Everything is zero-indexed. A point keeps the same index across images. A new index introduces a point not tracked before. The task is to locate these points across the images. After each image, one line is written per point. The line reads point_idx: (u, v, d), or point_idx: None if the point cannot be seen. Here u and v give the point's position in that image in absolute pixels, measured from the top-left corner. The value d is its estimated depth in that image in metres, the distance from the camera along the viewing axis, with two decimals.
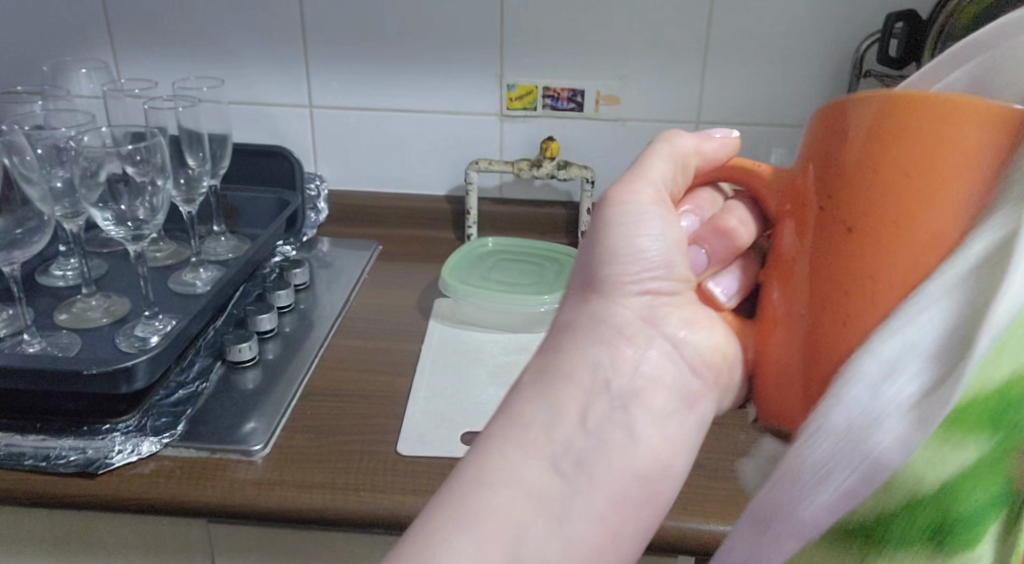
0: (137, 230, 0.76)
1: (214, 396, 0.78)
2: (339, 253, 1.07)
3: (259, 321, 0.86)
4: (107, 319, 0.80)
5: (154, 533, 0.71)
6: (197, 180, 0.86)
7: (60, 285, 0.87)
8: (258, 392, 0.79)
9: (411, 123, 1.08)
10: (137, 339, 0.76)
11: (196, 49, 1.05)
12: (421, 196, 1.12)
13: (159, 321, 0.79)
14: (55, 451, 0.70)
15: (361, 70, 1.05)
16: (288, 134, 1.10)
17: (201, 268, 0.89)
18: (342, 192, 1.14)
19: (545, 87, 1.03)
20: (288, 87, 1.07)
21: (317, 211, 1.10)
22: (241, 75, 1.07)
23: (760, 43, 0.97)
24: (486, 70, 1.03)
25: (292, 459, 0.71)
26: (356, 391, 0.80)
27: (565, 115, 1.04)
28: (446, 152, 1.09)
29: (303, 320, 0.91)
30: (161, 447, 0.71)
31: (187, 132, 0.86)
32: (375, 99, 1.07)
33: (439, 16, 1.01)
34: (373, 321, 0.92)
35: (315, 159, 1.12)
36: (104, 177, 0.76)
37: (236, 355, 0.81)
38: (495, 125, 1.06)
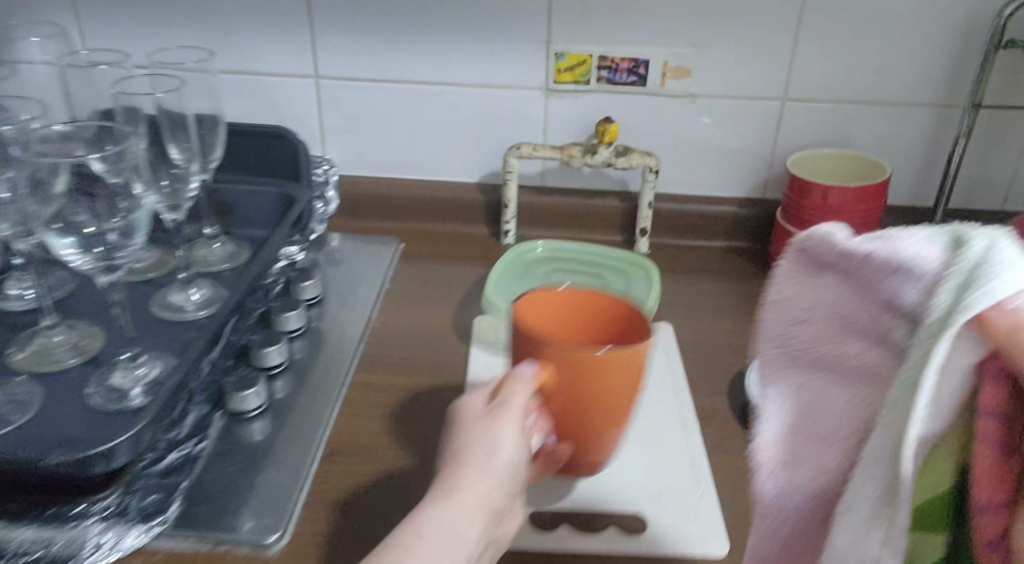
0: (108, 259, 0.59)
1: (213, 460, 0.62)
2: (355, 251, 0.91)
3: (266, 355, 0.69)
4: (76, 360, 0.63)
5: None
6: (184, 181, 0.68)
7: (15, 309, 0.70)
8: (267, 451, 0.64)
9: (437, 99, 0.91)
10: (114, 392, 0.60)
11: (174, 9, 0.86)
12: (448, 183, 0.95)
13: (142, 366, 0.63)
14: (12, 545, 0.54)
15: (377, 33, 0.87)
16: (289, 111, 0.92)
17: (191, 287, 0.73)
18: (355, 179, 0.96)
19: (602, 56, 0.86)
20: (288, 54, 0.89)
21: (327, 200, 0.90)
22: (231, 41, 0.88)
23: (869, 5, 0.79)
24: (530, 36, 0.86)
25: (316, 551, 0.56)
26: (392, 448, 0.64)
27: (623, 89, 0.87)
28: (480, 133, 0.92)
29: (318, 347, 0.75)
30: (152, 537, 0.56)
31: (167, 115, 0.68)
32: (394, 69, 0.89)
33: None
34: (403, 350, 0.76)
35: (322, 139, 0.94)
36: (61, 187, 0.59)
37: (240, 404, 0.65)
38: (539, 101, 0.89)
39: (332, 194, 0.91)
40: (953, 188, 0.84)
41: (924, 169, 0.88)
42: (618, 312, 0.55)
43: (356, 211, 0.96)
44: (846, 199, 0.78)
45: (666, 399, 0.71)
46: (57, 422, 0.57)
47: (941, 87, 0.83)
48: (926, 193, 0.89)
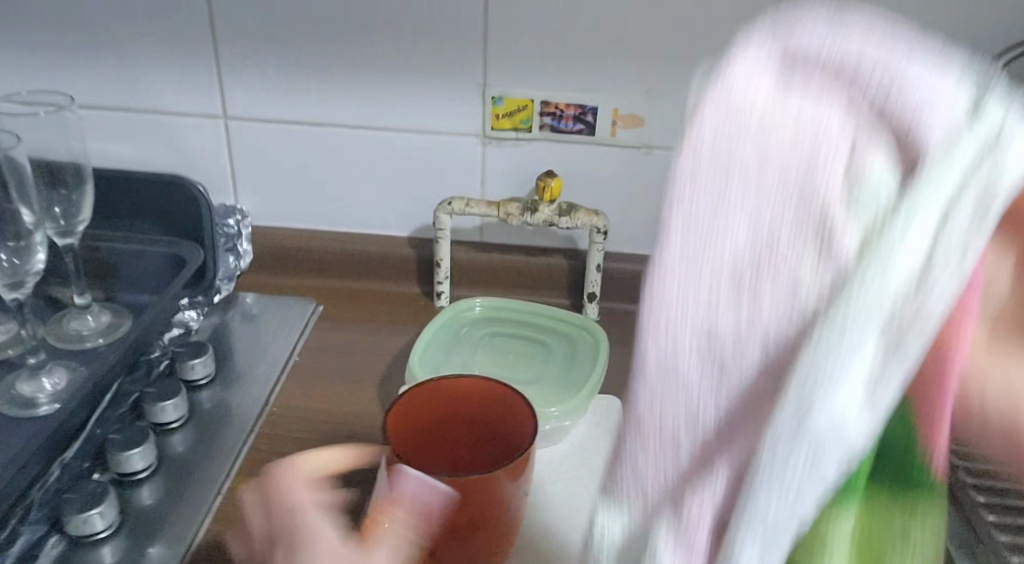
0: None
1: None
2: (270, 309, 0.81)
3: (126, 460, 0.58)
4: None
5: None
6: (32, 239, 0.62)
7: None
8: None
9: (360, 144, 0.81)
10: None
11: (73, 42, 0.78)
12: (377, 237, 0.85)
13: None
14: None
15: (291, 71, 0.78)
16: (197, 154, 0.83)
17: (46, 373, 0.62)
18: (273, 230, 0.86)
19: (544, 102, 0.76)
20: (193, 92, 0.80)
21: (240, 254, 0.82)
22: (134, 75, 0.80)
23: None
24: (462, 78, 0.76)
25: None
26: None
27: (569, 139, 0.77)
28: (409, 182, 0.82)
29: (201, 441, 0.64)
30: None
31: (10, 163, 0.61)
32: (312, 110, 0.80)
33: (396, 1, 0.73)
34: (303, 443, 0.65)
35: (235, 186, 0.85)
36: None
37: (83, 527, 0.54)
38: (475, 149, 0.79)
39: (248, 248, 0.82)
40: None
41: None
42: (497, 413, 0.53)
43: (274, 265, 0.86)
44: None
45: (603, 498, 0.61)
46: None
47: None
48: None
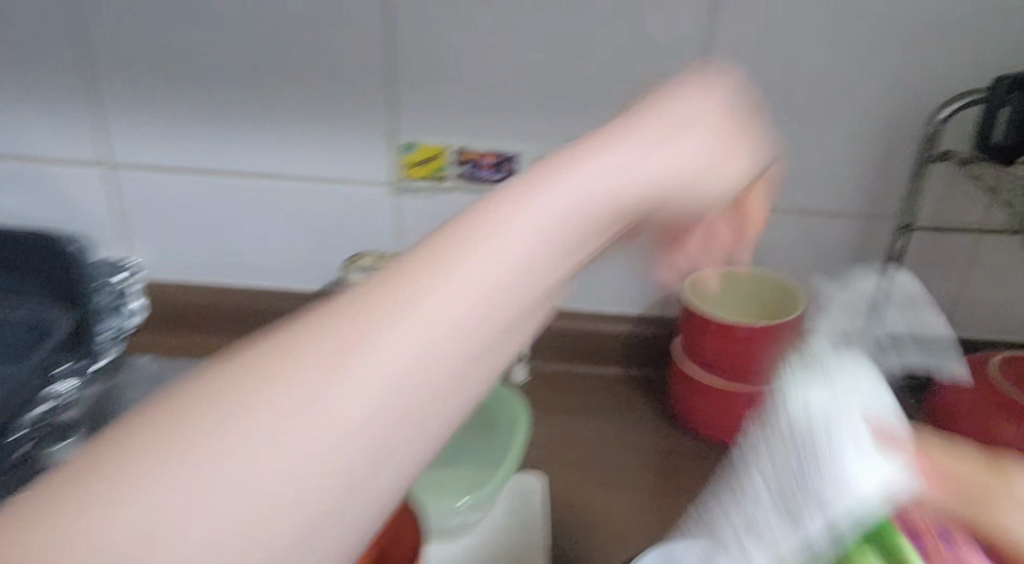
0: None
1: None
2: (162, 375, 0.73)
3: None
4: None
5: None
6: None
7: None
8: None
9: (262, 195, 0.74)
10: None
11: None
12: (286, 294, 0.78)
13: None
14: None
15: (181, 116, 0.71)
16: (80, 203, 0.75)
17: None
18: (170, 283, 0.79)
19: (459, 149, 0.69)
20: (74, 137, 0.72)
21: (130, 312, 0.74)
22: (7, 118, 0.72)
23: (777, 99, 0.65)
24: (370, 125, 0.70)
25: None
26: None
27: (488, 189, 0.71)
28: (317, 234, 0.75)
29: None
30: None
31: None
32: (207, 159, 0.73)
33: (294, 42, 0.67)
34: None
35: (127, 237, 0.77)
36: None
37: None
38: (386, 199, 0.73)
39: (139, 304, 0.74)
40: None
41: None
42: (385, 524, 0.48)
43: (174, 319, 0.79)
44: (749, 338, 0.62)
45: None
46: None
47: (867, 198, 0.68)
48: None
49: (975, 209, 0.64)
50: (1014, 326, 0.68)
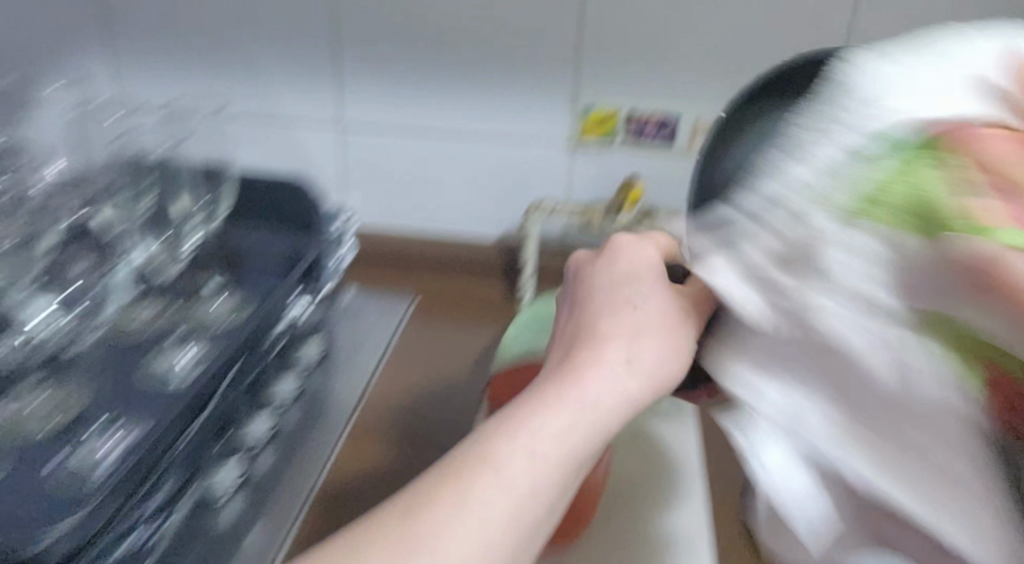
0: None
1: (179, 541, 0.57)
2: (368, 306, 0.88)
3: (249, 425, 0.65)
4: (53, 426, 0.59)
5: None
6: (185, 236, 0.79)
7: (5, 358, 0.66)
8: (233, 532, 0.59)
9: (459, 151, 0.88)
10: (80, 461, 0.55)
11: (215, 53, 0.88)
12: (468, 237, 0.92)
13: (117, 432, 0.59)
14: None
15: (410, 85, 0.86)
16: (314, 156, 0.92)
17: (187, 347, 0.69)
18: (375, 228, 0.94)
19: (630, 112, 0.82)
20: (317, 104, 0.89)
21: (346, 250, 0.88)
22: (261, 82, 0.89)
23: None
24: (560, 87, 0.83)
25: None
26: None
27: (650, 147, 0.84)
28: (500, 187, 0.89)
29: (308, 415, 0.71)
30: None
31: None
32: (418, 120, 0.88)
33: (512, 21, 0.81)
34: None
35: (345, 188, 0.93)
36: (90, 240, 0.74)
37: (212, 476, 0.61)
38: (561, 156, 0.86)
39: (351, 245, 0.87)
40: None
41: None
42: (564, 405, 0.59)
43: (373, 261, 0.93)
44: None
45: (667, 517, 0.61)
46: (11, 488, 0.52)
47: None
48: None
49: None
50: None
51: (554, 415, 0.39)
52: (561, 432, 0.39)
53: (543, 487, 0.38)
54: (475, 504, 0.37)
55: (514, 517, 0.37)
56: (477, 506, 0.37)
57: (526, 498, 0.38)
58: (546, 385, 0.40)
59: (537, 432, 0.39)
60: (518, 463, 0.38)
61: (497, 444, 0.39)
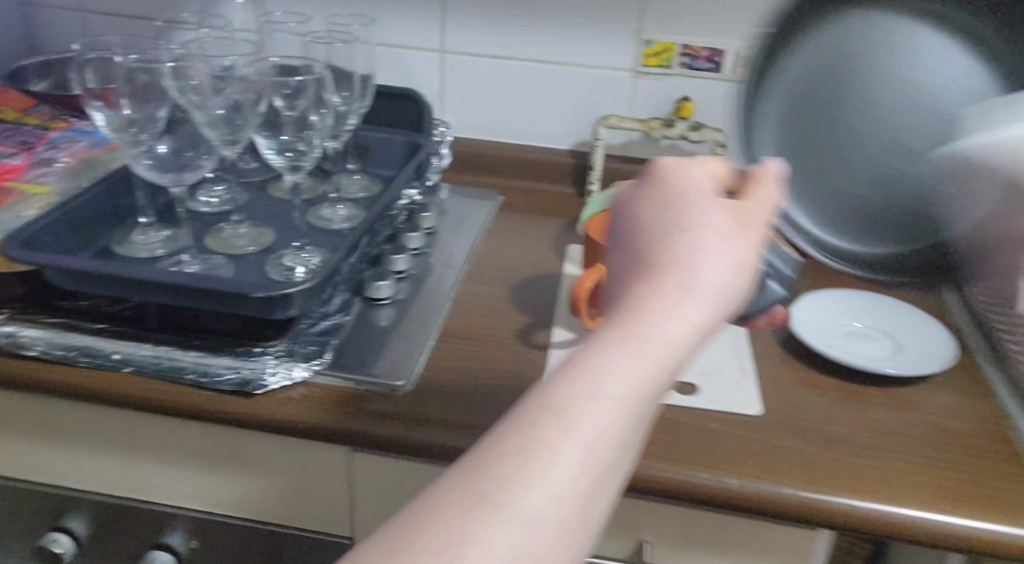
0: (295, 161, 0.76)
1: (355, 330, 0.75)
2: (461, 201, 1.05)
3: (394, 261, 0.84)
4: (254, 248, 0.78)
5: (301, 454, 0.69)
6: (346, 117, 0.84)
7: (205, 211, 0.84)
8: (393, 329, 0.77)
9: (541, 75, 1.07)
10: (285, 269, 0.75)
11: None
12: (543, 149, 1.11)
13: (307, 254, 0.77)
14: (213, 369, 0.68)
15: (504, 18, 1.03)
16: (418, 78, 1.09)
17: (338, 205, 0.87)
18: (466, 140, 1.12)
19: (684, 45, 1.00)
20: (423, 31, 1.05)
21: (441, 156, 1.06)
22: (376, 10, 1.04)
23: None
24: (629, 22, 1.01)
25: (435, 396, 0.68)
26: (479, 336, 0.77)
27: (700, 74, 1.02)
28: (575, 106, 1.08)
29: (430, 264, 0.90)
30: (311, 374, 0.68)
31: (337, 69, 0.83)
32: (510, 48, 1.05)
33: None
34: (501, 268, 0.90)
35: (442, 105, 1.11)
36: (263, 109, 0.75)
37: (374, 292, 0.79)
38: (627, 81, 1.05)
39: (446, 152, 1.07)
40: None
41: None
42: None
43: (464, 166, 1.12)
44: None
45: (726, 332, 0.78)
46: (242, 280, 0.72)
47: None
48: None
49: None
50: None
51: (701, 224, 0.42)
52: (722, 244, 0.42)
53: (717, 292, 0.40)
54: (662, 318, 0.39)
55: (702, 319, 0.40)
56: (675, 315, 0.39)
57: (703, 302, 0.40)
58: (671, 210, 0.43)
59: (698, 240, 0.42)
60: (697, 275, 0.40)
61: (664, 259, 0.41)
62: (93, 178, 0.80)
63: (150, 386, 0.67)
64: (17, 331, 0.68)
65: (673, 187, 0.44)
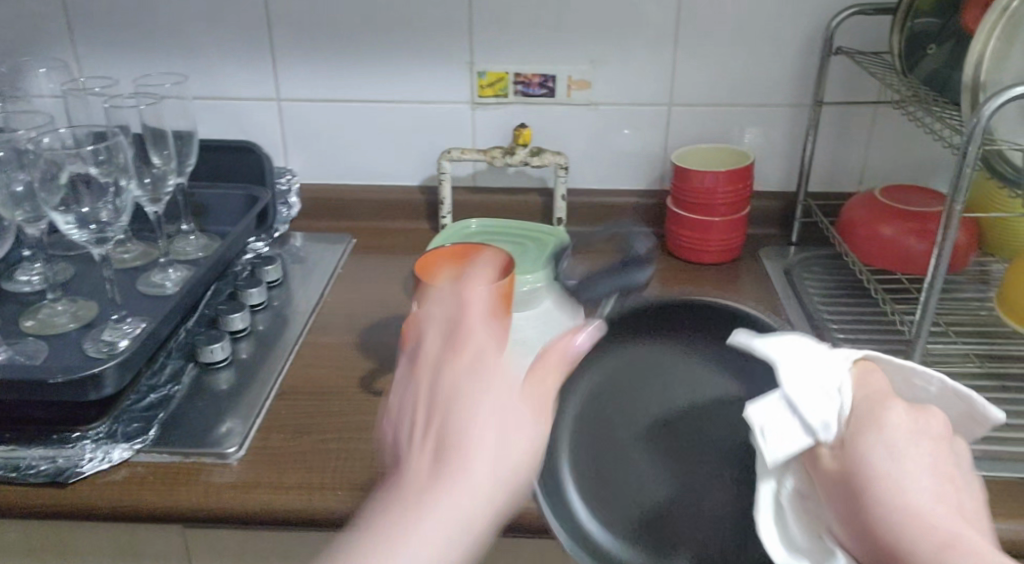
0: (100, 233, 0.73)
1: (187, 399, 0.72)
2: (312, 248, 1.03)
3: (230, 320, 0.81)
4: (75, 324, 0.74)
5: (131, 540, 0.65)
6: (163, 178, 0.83)
7: (25, 291, 0.80)
8: (232, 392, 0.74)
9: (379, 115, 1.05)
10: (106, 343, 0.71)
11: (152, 37, 1.00)
12: (392, 187, 1.10)
13: (128, 324, 0.74)
14: (25, 462, 0.64)
15: (334, 62, 1.02)
16: (256, 128, 1.06)
17: (170, 269, 0.84)
18: (313, 186, 1.10)
19: (516, 73, 1.01)
20: (254, 82, 1.03)
21: (289, 205, 1.03)
22: (199, 66, 1.02)
23: (728, 26, 0.97)
24: (459, 55, 1.01)
25: (270, 458, 0.66)
26: (321, 388, 0.75)
27: (536, 100, 1.03)
28: (417, 142, 1.07)
29: (277, 317, 0.87)
30: (134, 453, 0.65)
31: (150, 130, 0.82)
32: (343, 91, 1.04)
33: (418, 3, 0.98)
34: (348, 315, 0.88)
35: (284, 153, 1.08)
36: (65, 178, 0.72)
37: (208, 356, 0.76)
38: (466, 113, 1.05)
39: (294, 201, 1.04)
40: (815, 172, 1.03)
41: (790, 159, 1.04)
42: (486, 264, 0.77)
43: (315, 213, 1.10)
44: (719, 183, 0.94)
45: None
46: (56, 363, 0.68)
47: (796, 90, 1.00)
48: (791, 181, 1.05)
49: (878, 90, 0.98)
50: (910, 170, 1.02)
51: (481, 391, 0.43)
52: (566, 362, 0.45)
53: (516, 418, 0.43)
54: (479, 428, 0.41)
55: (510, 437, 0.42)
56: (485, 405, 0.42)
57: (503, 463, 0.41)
58: (466, 344, 0.45)
59: (488, 384, 0.43)
60: (486, 403, 0.43)
61: (463, 359, 0.45)
62: None
63: None
64: None
65: (469, 303, 0.48)
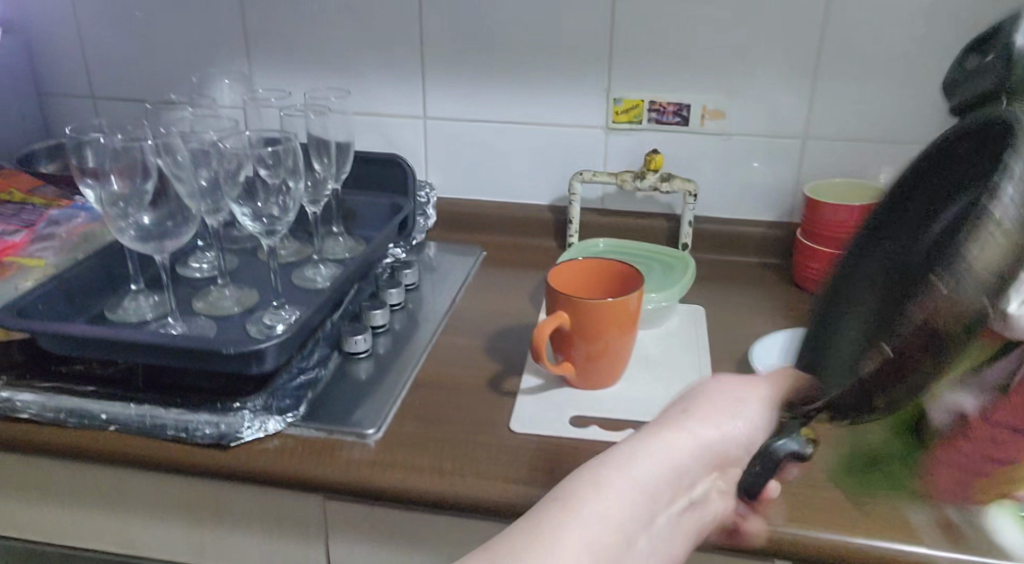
0: (270, 227, 0.81)
1: (332, 383, 0.79)
2: (445, 258, 1.08)
3: (372, 316, 0.87)
4: (239, 308, 0.82)
5: (276, 503, 0.72)
6: (322, 183, 0.91)
7: (196, 276, 0.89)
8: (372, 381, 0.80)
9: (516, 136, 1.11)
10: (266, 326, 0.79)
11: (319, 57, 1.10)
12: (523, 205, 1.15)
13: (286, 311, 0.81)
14: (193, 424, 0.71)
15: (479, 84, 1.08)
16: (402, 143, 1.14)
17: (321, 265, 0.92)
18: (450, 200, 1.16)
19: (651, 101, 1.04)
20: (405, 101, 1.11)
21: (426, 216, 1.12)
22: (356, 84, 1.11)
23: (868, 62, 0.97)
24: (597, 81, 1.05)
25: (404, 443, 0.71)
26: (451, 385, 0.80)
27: (670, 128, 1.06)
28: (551, 163, 1.11)
29: (412, 318, 0.93)
30: (286, 425, 0.72)
31: (315, 139, 0.91)
32: (486, 113, 1.10)
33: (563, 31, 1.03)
34: (478, 321, 0.93)
35: (426, 168, 1.16)
36: (242, 177, 0.80)
37: (351, 347, 0.82)
38: (599, 137, 1.08)
39: (432, 213, 1.12)
40: None
41: None
42: (616, 274, 0.80)
43: (449, 226, 1.16)
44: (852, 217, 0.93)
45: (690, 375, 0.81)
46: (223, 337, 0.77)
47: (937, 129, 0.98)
48: None
49: None
50: None
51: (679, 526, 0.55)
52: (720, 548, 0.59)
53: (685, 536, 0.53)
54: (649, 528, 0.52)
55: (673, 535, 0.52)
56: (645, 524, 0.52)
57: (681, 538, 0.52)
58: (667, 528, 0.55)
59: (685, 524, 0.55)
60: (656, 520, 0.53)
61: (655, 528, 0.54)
62: (88, 251, 0.86)
63: (139, 442, 0.71)
64: (11, 395, 0.74)
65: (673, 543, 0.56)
